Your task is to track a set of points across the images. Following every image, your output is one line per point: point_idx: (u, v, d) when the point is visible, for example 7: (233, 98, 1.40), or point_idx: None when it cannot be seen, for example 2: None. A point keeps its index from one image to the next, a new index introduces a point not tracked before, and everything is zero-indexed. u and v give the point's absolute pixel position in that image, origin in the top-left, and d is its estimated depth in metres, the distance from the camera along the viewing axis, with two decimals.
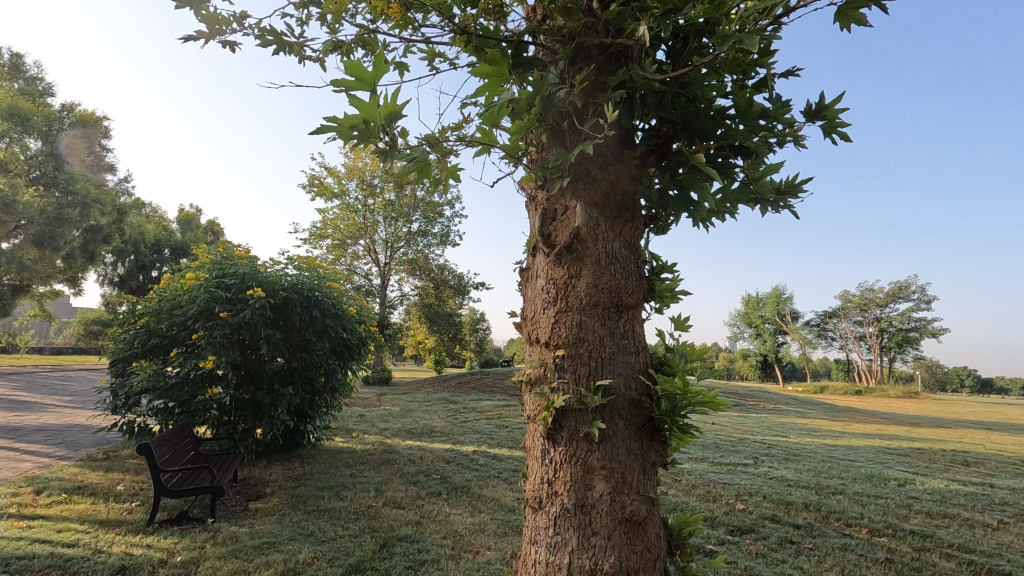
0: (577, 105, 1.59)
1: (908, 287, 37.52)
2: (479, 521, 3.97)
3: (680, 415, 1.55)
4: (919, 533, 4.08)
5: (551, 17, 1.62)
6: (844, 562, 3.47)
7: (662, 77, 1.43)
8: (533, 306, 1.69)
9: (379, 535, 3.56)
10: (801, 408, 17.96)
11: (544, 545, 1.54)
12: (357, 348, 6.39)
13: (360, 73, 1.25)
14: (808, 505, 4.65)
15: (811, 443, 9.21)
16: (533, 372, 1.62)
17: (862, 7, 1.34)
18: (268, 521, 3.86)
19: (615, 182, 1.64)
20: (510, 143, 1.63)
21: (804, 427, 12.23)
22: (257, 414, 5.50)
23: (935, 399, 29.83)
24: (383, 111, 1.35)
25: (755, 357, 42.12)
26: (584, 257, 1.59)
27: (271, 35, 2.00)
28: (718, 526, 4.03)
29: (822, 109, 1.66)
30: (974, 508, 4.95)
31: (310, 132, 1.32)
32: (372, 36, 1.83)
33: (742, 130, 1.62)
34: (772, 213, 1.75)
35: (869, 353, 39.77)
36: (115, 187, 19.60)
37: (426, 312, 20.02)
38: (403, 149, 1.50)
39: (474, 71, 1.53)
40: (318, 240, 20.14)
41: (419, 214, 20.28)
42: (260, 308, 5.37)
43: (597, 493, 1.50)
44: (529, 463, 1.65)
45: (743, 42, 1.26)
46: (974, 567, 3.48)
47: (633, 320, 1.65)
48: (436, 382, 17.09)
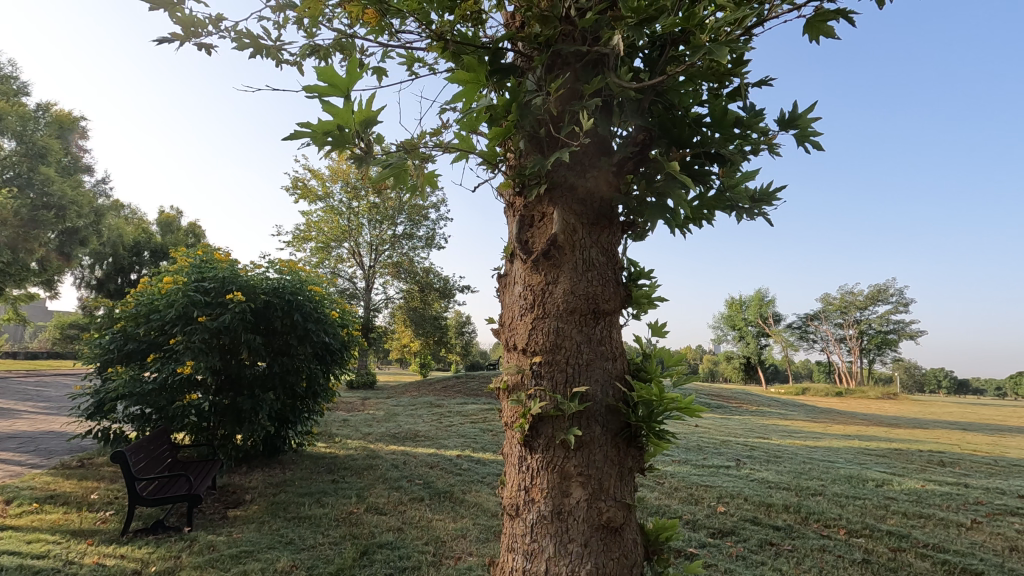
0: (554, 113, 1.59)
1: (887, 290, 38.21)
2: (461, 527, 3.95)
3: (657, 421, 1.55)
4: (896, 534, 4.14)
5: (529, 24, 1.62)
6: (822, 564, 3.51)
7: (636, 86, 1.44)
8: (511, 312, 1.69)
9: (359, 543, 3.53)
10: (784, 409, 18.17)
11: (521, 552, 1.53)
12: (340, 353, 6.33)
13: (333, 79, 1.24)
14: (788, 507, 4.71)
15: (793, 444, 9.33)
16: (511, 379, 1.62)
17: (830, 20, 1.36)
18: (246, 529, 3.81)
19: (593, 189, 1.64)
20: (487, 149, 1.63)
21: (786, 429, 12.37)
22: (236, 419, 5.41)
23: (912, 400, 30.40)
24: (358, 118, 1.34)
25: (739, 360, 42.56)
26: (561, 264, 1.60)
27: (248, 37, 1.96)
28: (699, 529, 4.07)
29: (795, 119, 1.68)
30: (948, 508, 5.05)
31: (282, 138, 1.30)
32: (350, 41, 1.81)
33: (718, 138, 1.64)
34: (748, 220, 1.76)
35: (850, 354, 40.42)
36: (92, 188, 19.26)
37: (411, 315, 19.92)
38: (379, 155, 1.49)
39: (451, 78, 1.53)
40: (302, 243, 19.94)
41: (404, 217, 20.18)
42: (240, 312, 5.30)
43: (574, 499, 1.50)
44: (506, 470, 1.65)
45: (714, 52, 1.28)
46: (948, 567, 3.55)
47: (610, 326, 1.65)
48: (421, 386, 17.02)
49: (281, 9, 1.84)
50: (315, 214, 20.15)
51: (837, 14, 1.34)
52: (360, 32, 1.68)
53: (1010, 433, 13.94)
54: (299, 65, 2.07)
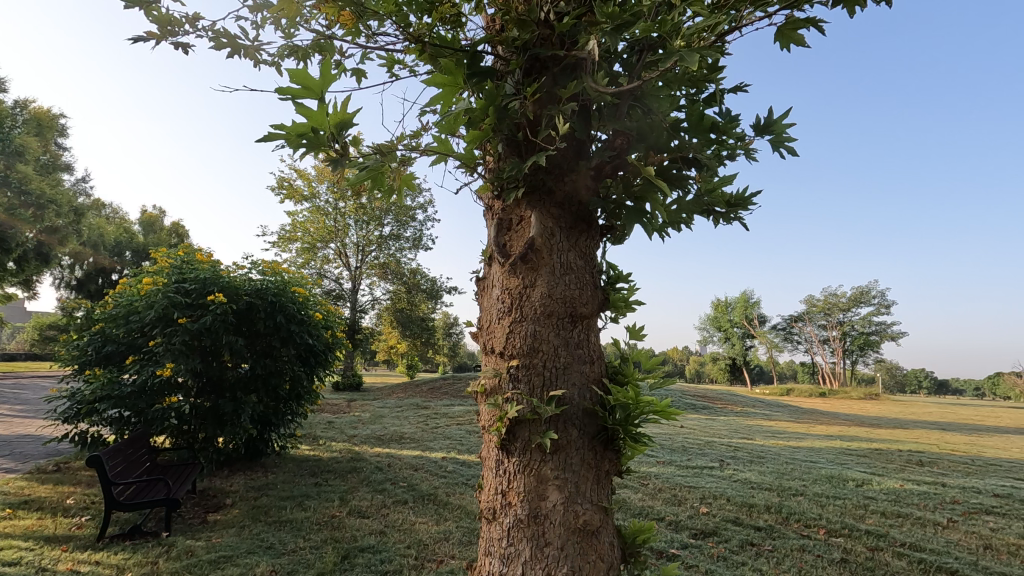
0: (533, 117, 1.59)
1: (869, 293, 38.79)
2: (444, 530, 3.94)
3: (634, 424, 1.56)
4: (874, 533, 4.20)
5: (507, 28, 1.62)
6: (802, 564, 3.55)
7: (612, 91, 1.45)
8: (489, 316, 1.69)
9: (340, 547, 3.50)
10: (767, 410, 18.39)
11: (497, 557, 1.53)
12: (324, 355, 6.29)
13: (307, 81, 1.23)
14: (769, 507, 4.76)
15: (775, 445, 9.43)
16: (488, 382, 1.62)
17: (800, 29, 1.38)
18: (226, 534, 3.76)
19: (571, 192, 1.65)
20: (465, 152, 1.63)
21: (770, 429, 12.50)
22: (218, 423, 5.34)
23: (893, 400, 30.88)
24: (333, 120, 1.33)
25: (724, 361, 42.92)
26: (538, 267, 1.59)
27: (225, 37, 1.92)
28: (681, 530, 4.10)
29: (770, 124, 1.70)
30: (925, 507, 5.14)
31: (256, 140, 1.29)
32: (329, 43, 1.80)
33: (695, 143, 1.65)
34: (724, 225, 1.78)
35: (833, 355, 40.96)
36: (72, 187, 18.91)
37: (397, 316, 19.81)
38: (356, 158, 1.48)
39: (429, 81, 1.53)
40: (288, 244, 19.76)
41: (391, 218, 20.12)
42: (222, 314, 5.25)
43: (551, 503, 1.50)
44: (484, 473, 1.64)
45: (686, 59, 1.28)
46: (924, 566, 3.61)
47: (588, 329, 1.65)
48: (408, 388, 16.94)
49: (259, 8, 1.81)
50: (301, 214, 19.97)
51: (808, 22, 1.36)
52: (337, 34, 1.66)
53: (987, 433, 14.20)
54: (278, 66, 2.04)
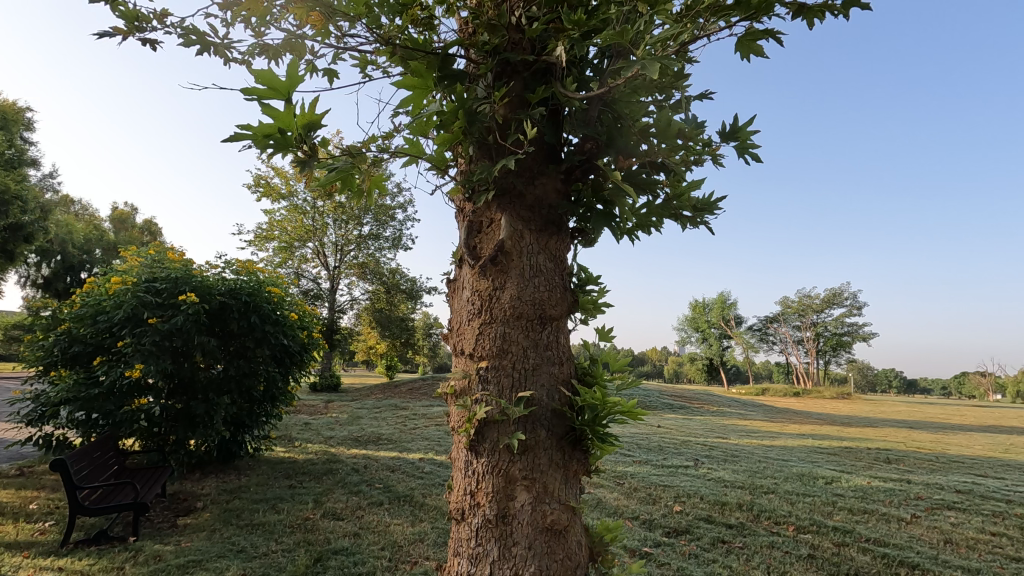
0: (502, 121, 1.60)
1: (841, 294, 39.72)
2: (419, 531, 3.93)
3: (601, 424, 1.59)
4: (840, 529, 4.32)
5: (478, 33, 1.63)
6: (770, 560, 3.62)
7: (580, 96, 1.47)
8: (459, 317, 1.70)
9: (313, 549, 3.47)
10: (742, 410, 18.75)
11: (465, 557, 1.55)
12: (300, 355, 6.23)
13: (273, 82, 1.23)
14: (741, 505, 4.84)
15: (749, 444, 9.60)
16: (458, 384, 1.63)
17: (759, 39, 1.42)
18: (196, 538, 3.70)
19: (541, 196, 1.67)
20: (436, 154, 1.64)
21: (744, 428, 12.70)
22: (189, 424, 5.24)
23: (864, 399, 31.64)
24: (300, 121, 1.33)
25: (702, 361, 43.54)
26: (508, 269, 1.60)
27: (195, 35, 1.89)
28: (655, 528, 4.15)
29: (736, 131, 1.74)
30: (890, 503, 5.29)
31: (221, 141, 1.28)
32: (300, 44, 1.77)
33: (663, 149, 1.69)
34: (692, 229, 1.81)
35: (807, 355, 41.85)
36: (38, 183, 18.32)
37: (376, 317, 19.66)
38: (325, 159, 1.48)
39: (399, 83, 1.54)
40: (264, 243, 19.45)
41: (370, 217, 19.99)
42: (194, 314, 5.15)
43: (519, 503, 1.52)
44: (453, 474, 1.65)
45: (648, 67, 1.30)
46: (887, 560, 3.71)
47: (557, 330, 1.67)
48: (386, 389, 16.82)
49: (228, 6, 1.79)
50: (278, 213, 19.69)
51: (768, 33, 1.40)
52: (307, 35, 1.65)
53: (952, 431, 14.64)
54: (248, 64, 2.01)
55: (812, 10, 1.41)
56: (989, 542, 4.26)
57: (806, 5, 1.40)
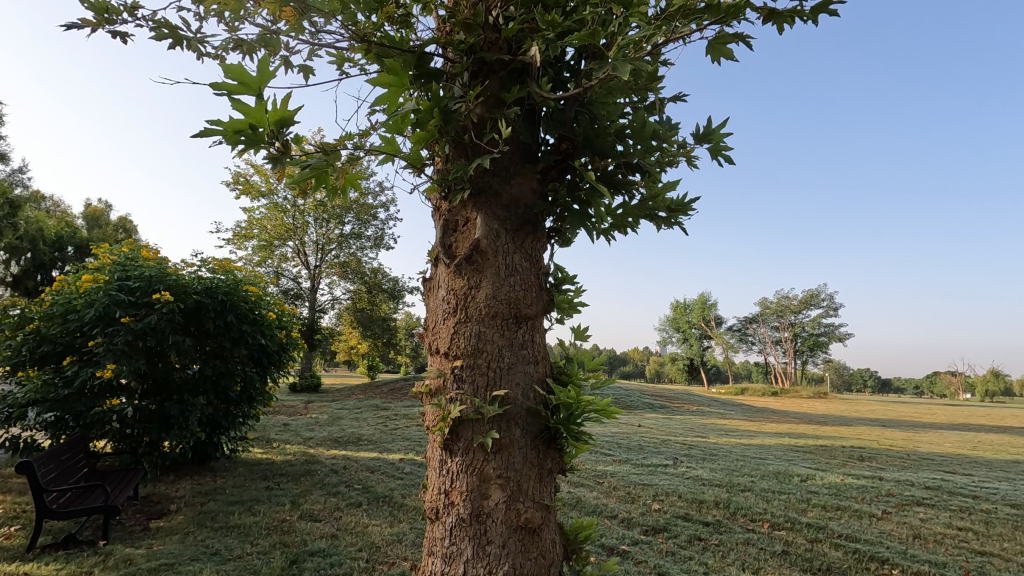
0: (479, 120, 1.61)
1: (818, 295, 40.48)
2: (397, 532, 3.91)
3: (575, 423, 1.60)
4: (814, 526, 4.40)
5: (454, 32, 1.63)
6: (745, 557, 3.67)
7: (555, 96, 1.48)
8: (434, 316, 1.69)
9: (289, 551, 3.43)
10: (721, 409, 19.04)
11: (439, 556, 1.54)
12: (277, 356, 6.15)
13: (243, 77, 1.21)
14: (718, 503, 4.91)
15: (727, 443, 9.73)
16: (433, 383, 1.63)
17: (729, 43, 1.45)
18: (169, 541, 3.63)
19: (517, 195, 1.67)
20: (412, 153, 1.63)
21: (723, 428, 12.87)
22: (163, 425, 5.13)
23: (840, 399, 32.20)
24: (272, 117, 1.31)
25: (683, 362, 43.99)
26: (483, 268, 1.60)
27: (167, 28, 1.85)
28: (633, 527, 4.19)
29: (709, 133, 1.78)
30: (862, 500, 5.40)
31: (191, 136, 1.26)
32: (274, 39, 1.75)
33: (638, 150, 1.70)
34: (666, 230, 1.83)
35: (785, 355, 42.55)
36: (8, 178, 17.83)
37: (358, 317, 19.50)
38: (298, 156, 1.46)
39: (375, 81, 1.53)
40: (243, 241, 19.17)
41: (351, 216, 19.83)
42: (169, 313, 5.04)
43: (493, 502, 1.52)
44: (427, 473, 1.65)
45: (619, 68, 1.31)
46: (858, 555, 3.80)
47: (533, 329, 1.68)
48: (367, 389, 16.70)
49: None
50: (257, 211, 19.41)
51: (737, 37, 1.43)
52: (281, 29, 1.63)
53: (923, 429, 15.01)
54: (222, 58, 1.98)
55: (782, 15, 1.44)
56: (956, 537, 4.37)
57: (775, 11, 1.42)
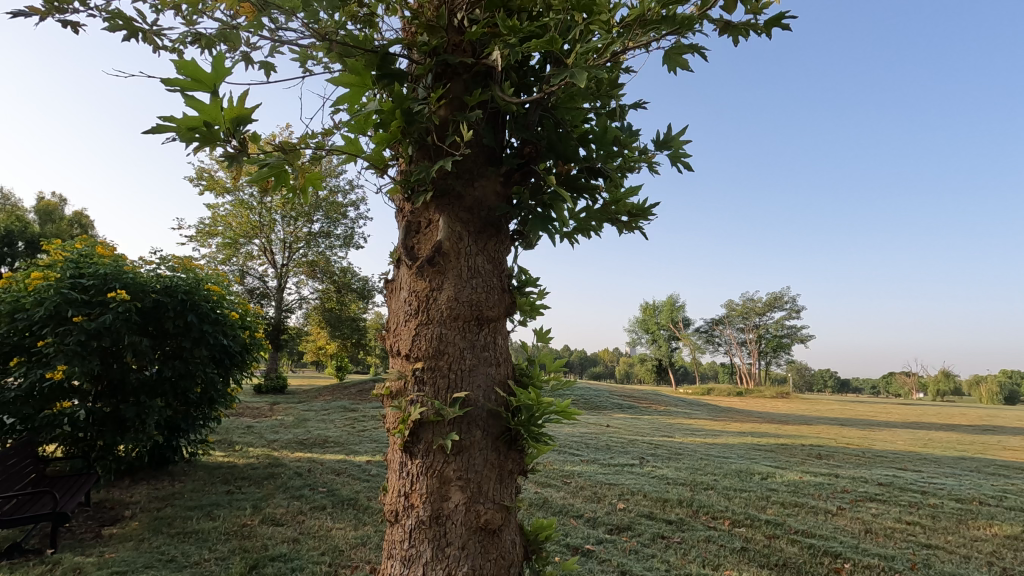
0: (442, 121, 1.60)
1: (782, 298, 41.68)
2: (362, 535, 3.87)
3: (536, 424, 1.62)
4: (772, 522, 4.53)
5: (419, 33, 1.62)
6: (706, 554, 3.76)
7: (518, 100, 1.49)
8: (396, 317, 1.68)
9: (249, 557, 3.36)
10: (687, 409, 19.45)
11: (398, 559, 1.54)
12: (240, 356, 6.01)
13: (197, 74, 1.19)
14: (681, 501, 5.00)
15: (692, 442, 9.95)
16: (394, 385, 1.62)
17: (685, 53, 1.48)
18: (122, 548, 3.51)
19: (480, 198, 1.67)
20: (374, 153, 1.62)
21: (689, 427, 13.13)
22: (119, 429, 4.96)
23: (802, 399, 33.12)
24: (228, 115, 1.29)
25: (651, 362, 44.68)
26: (445, 270, 1.60)
27: (122, 18, 1.78)
28: (598, 526, 4.23)
29: (669, 140, 1.83)
30: (819, 497, 5.59)
31: (141, 132, 1.22)
32: (234, 34, 1.71)
33: (600, 155, 1.73)
34: (627, 233, 1.87)
35: (750, 356, 43.64)
36: None
37: (326, 317, 19.19)
38: (257, 154, 1.44)
39: (337, 81, 1.52)
40: (207, 239, 18.67)
41: (321, 214, 19.53)
42: (125, 312, 4.86)
43: (453, 504, 1.52)
44: (388, 475, 1.64)
45: (575, 77, 1.32)
46: (813, 550, 3.93)
47: (495, 332, 1.68)
48: (335, 390, 16.48)
49: None
50: (222, 208, 18.93)
51: (693, 48, 1.47)
52: (240, 25, 1.60)
53: (879, 428, 15.62)
54: (180, 52, 1.92)
55: (737, 28, 1.48)
56: (904, 531, 4.57)
57: (731, 23, 1.47)
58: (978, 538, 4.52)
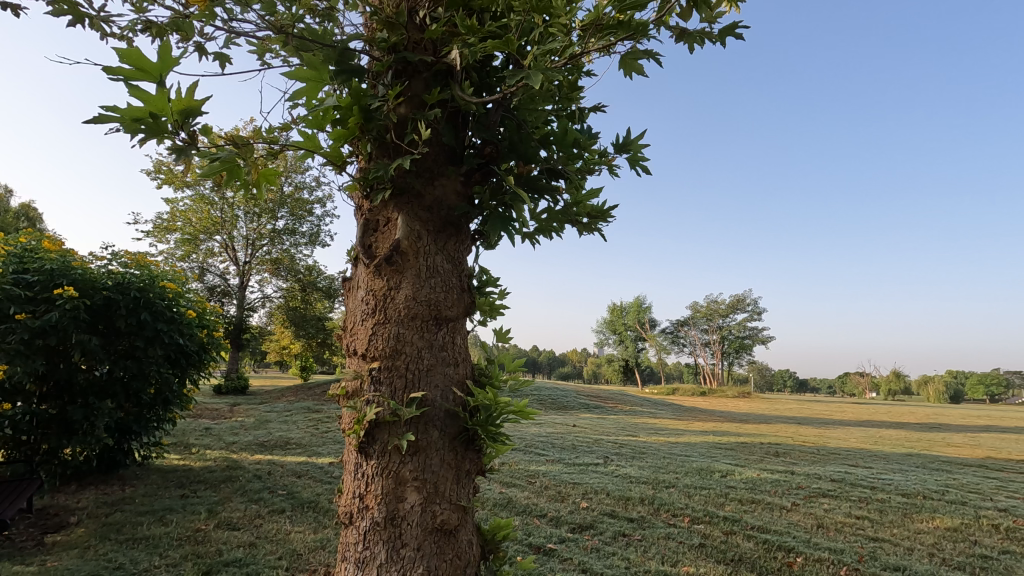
0: (401, 119, 1.58)
1: (744, 300, 42.81)
2: (321, 538, 3.80)
3: (493, 424, 1.62)
4: (729, 519, 4.65)
5: (379, 28, 1.60)
6: (665, 551, 3.82)
7: (478, 100, 1.49)
8: (353, 316, 1.66)
9: (202, 562, 3.27)
10: (651, 408, 19.80)
11: (353, 561, 1.51)
12: (197, 356, 5.82)
13: (141, 63, 1.15)
14: (643, 500, 5.08)
15: (656, 441, 10.14)
16: (349, 385, 1.60)
17: (642, 58, 1.51)
18: (66, 556, 3.35)
19: (440, 197, 1.66)
20: (333, 149, 1.59)
21: (652, 426, 13.37)
22: (66, 431, 4.75)
23: (762, 399, 33.98)
24: (176, 107, 1.25)
25: (618, 363, 45.25)
26: (404, 269, 1.59)
27: (65, 2, 1.70)
28: (561, 525, 4.27)
29: (628, 143, 1.86)
30: (775, 493, 5.77)
31: (81, 122, 1.17)
32: (188, 24, 1.65)
33: (560, 157, 1.74)
34: (586, 235, 1.88)
35: (713, 356, 44.68)
36: None
37: (290, 316, 18.78)
38: (208, 148, 1.39)
39: (292, 75, 1.49)
40: (165, 234, 18.05)
41: (285, 211, 19.12)
42: (72, 310, 4.63)
43: (409, 504, 1.51)
44: (343, 477, 1.61)
45: (531, 78, 1.32)
46: (768, 545, 4.05)
47: (454, 331, 1.68)
48: (299, 390, 16.20)
49: None
50: (181, 202, 18.31)
51: (649, 54, 1.49)
52: (192, 14, 1.55)
53: (833, 426, 16.22)
54: (129, 40, 1.85)
55: (692, 36, 1.52)
56: (853, 525, 4.75)
57: (687, 31, 1.50)
58: (920, 530, 4.73)
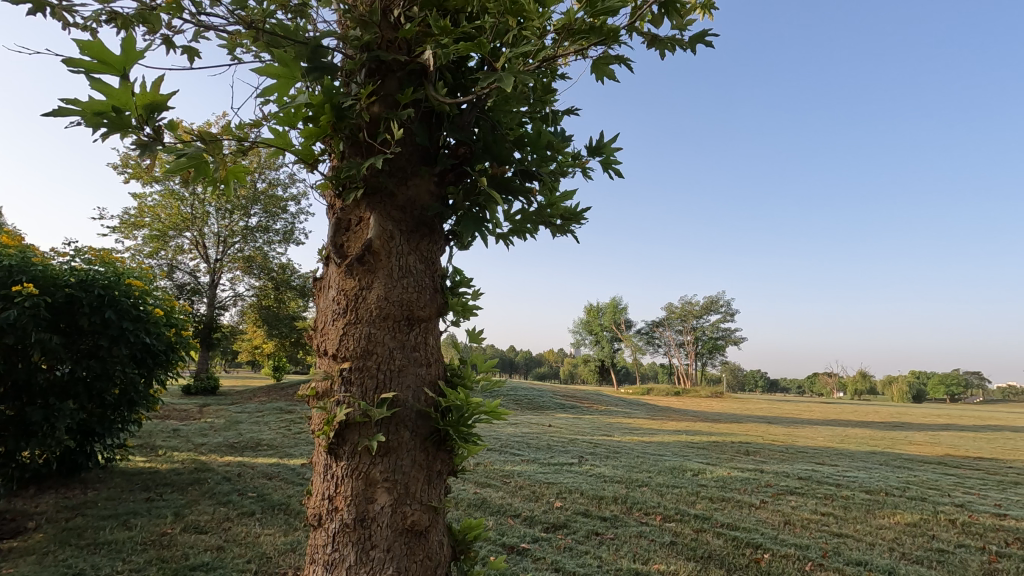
0: (374, 118, 1.57)
1: (717, 302, 43.58)
2: (292, 540, 3.75)
3: (465, 424, 1.63)
4: (700, 517, 4.73)
5: (352, 26, 1.59)
6: (637, 549, 3.87)
7: (451, 100, 1.49)
8: (324, 316, 1.64)
9: (167, 567, 3.19)
10: (626, 408, 20.01)
11: (321, 563, 1.50)
12: (165, 355, 5.68)
13: (104, 55, 1.12)
14: (617, 499, 5.13)
15: (630, 440, 10.25)
16: (319, 386, 1.58)
17: (614, 63, 1.53)
18: (22, 562, 3.24)
19: (413, 197, 1.66)
20: (304, 147, 1.57)
21: (627, 425, 13.51)
22: (24, 434, 4.58)
23: (733, 398, 34.60)
24: (140, 101, 1.22)
25: (594, 363, 45.60)
26: (375, 269, 1.58)
27: None
28: (535, 524, 4.29)
29: (601, 146, 1.88)
30: (745, 491, 5.89)
31: (40, 115, 1.14)
32: (154, 16, 1.61)
33: (534, 159, 1.75)
34: (559, 235, 1.90)
35: (687, 357, 45.36)
36: None
37: (263, 315, 18.44)
38: (174, 144, 1.37)
39: (262, 71, 1.46)
40: (132, 230, 17.56)
41: (259, 208, 18.79)
42: (31, 307, 4.46)
43: (379, 505, 1.50)
44: (312, 478, 1.59)
45: (503, 80, 1.33)
46: (736, 542, 4.13)
47: (426, 332, 1.68)
48: (272, 390, 15.93)
49: None
50: (150, 198, 17.84)
51: (622, 59, 1.51)
52: (158, 6, 1.52)
53: (802, 425, 16.61)
54: (93, 30, 1.80)
55: (664, 42, 1.55)
56: (818, 521, 4.88)
57: (658, 37, 1.53)
58: (882, 526, 4.89)
